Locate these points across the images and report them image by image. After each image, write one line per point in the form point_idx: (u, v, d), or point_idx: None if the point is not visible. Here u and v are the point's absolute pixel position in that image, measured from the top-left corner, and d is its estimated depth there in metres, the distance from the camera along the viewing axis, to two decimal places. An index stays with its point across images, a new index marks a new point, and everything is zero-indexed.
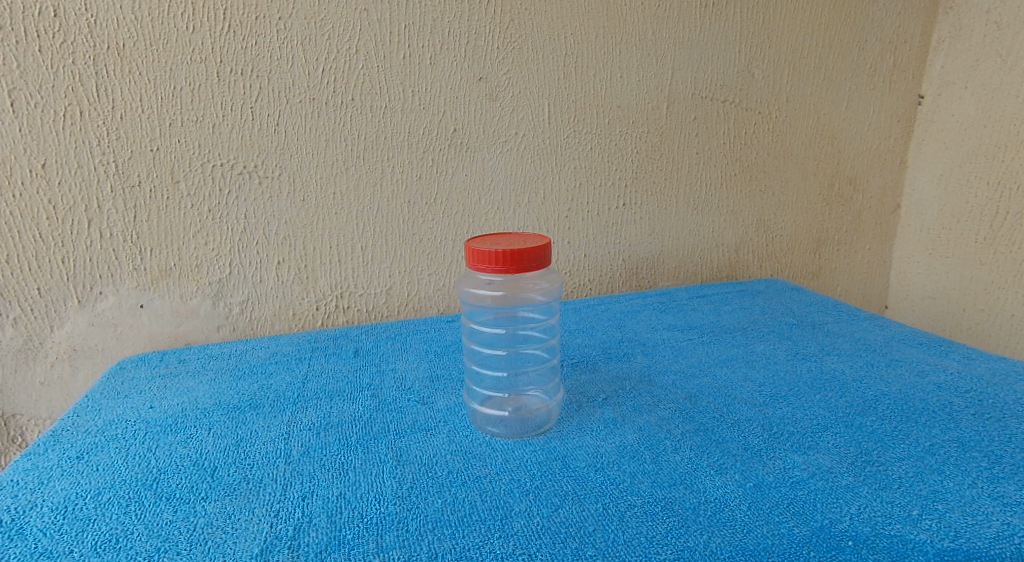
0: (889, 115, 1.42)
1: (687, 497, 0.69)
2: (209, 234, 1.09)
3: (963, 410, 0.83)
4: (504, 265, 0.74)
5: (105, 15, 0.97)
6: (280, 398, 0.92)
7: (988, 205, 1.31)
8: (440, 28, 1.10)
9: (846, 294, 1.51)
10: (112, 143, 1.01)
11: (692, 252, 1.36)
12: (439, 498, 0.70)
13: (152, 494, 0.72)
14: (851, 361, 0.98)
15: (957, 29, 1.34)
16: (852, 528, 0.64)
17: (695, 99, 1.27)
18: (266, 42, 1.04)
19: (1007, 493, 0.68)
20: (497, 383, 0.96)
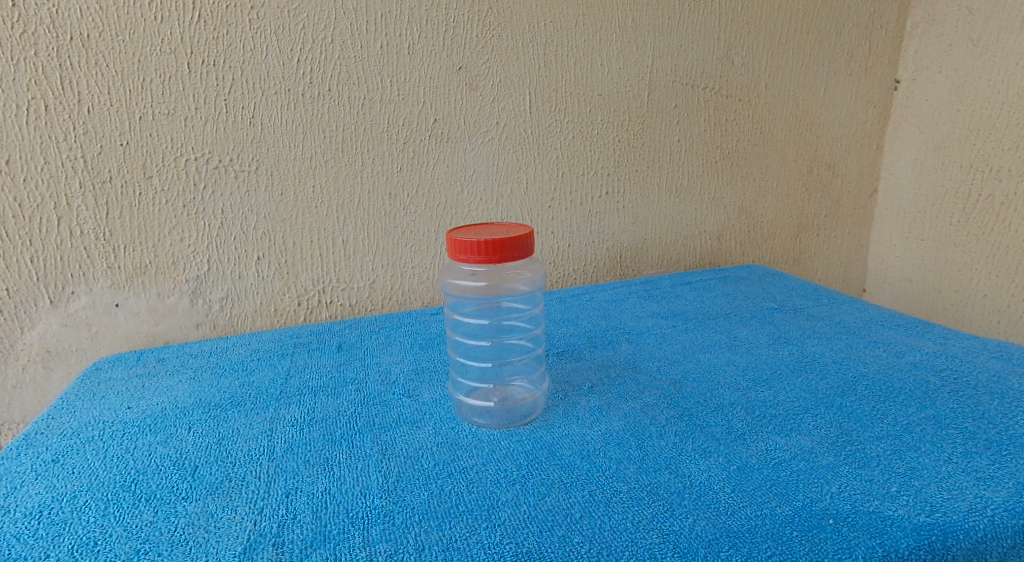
0: (865, 100, 1.44)
1: (672, 482, 0.70)
2: (185, 230, 1.06)
3: (939, 388, 0.85)
4: (488, 255, 0.74)
5: (67, 4, 0.93)
6: (263, 395, 0.91)
7: (961, 187, 1.34)
8: (417, 16, 1.08)
9: (826, 277, 1.54)
10: (80, 138, 0.98)
11: (675, 239, 1.37)
12: (426, 490, 0.70)
13: (131, 496, 0.71)
14: (830, 343, 1.00)
15: (931, 14, 1.36)
16: (833, 506, 0.65)
17: (675, 86, 1.27)
18: (238, 32, 1.01)
19: (980, 468, 0.70)
20: (482, 375, 0.96)
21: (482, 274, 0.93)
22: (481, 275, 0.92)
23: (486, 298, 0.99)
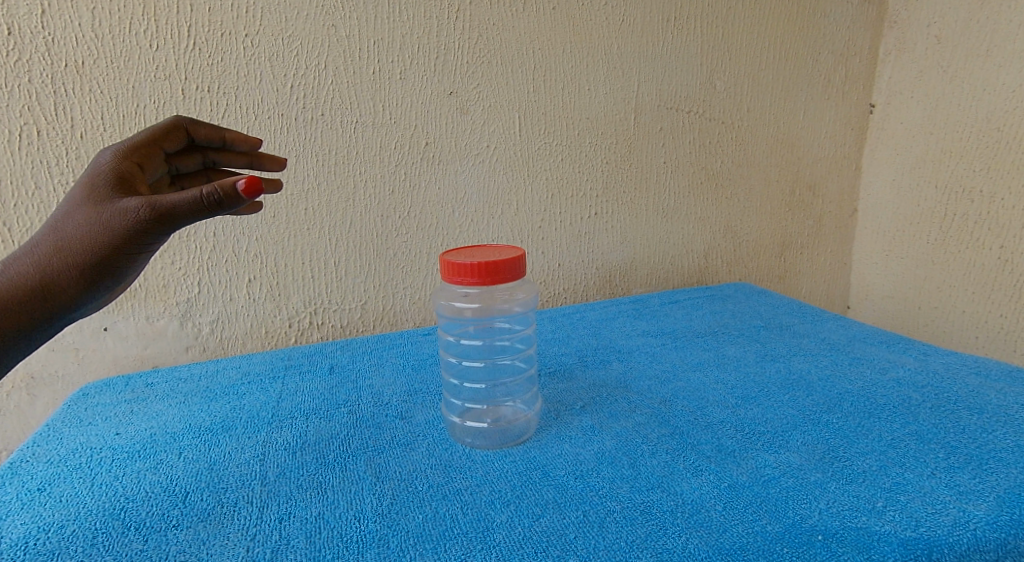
0: (843, 124, 1.49)
1: (664, 500, 0.70)
2: (176, 253, 1.06)
3: (921, 403, 0.87)
4: (483, 282, 0.75)
5: (62, 32, 0.94)
6: (254, 419, 0.90)
7: (937, 207, 1.38)
8: (409, 43, 1.10)
9: (810, 296, 1.57)
10: (72, 163, 0.98)
11: (663, 259, 1.39)
12: (420, 513, 0.70)
13: (121, 524, 0.70)
14: (816, 360, 1.02)
15: (903, 42, 1.41)
16: (821, 523, 0.66)
17: (660, 110, 1.30)
18: (233, 59, 1.03)
19: (962, 482, 0.71)
20: (475, 395, 0.96)
21: (477, 295, 0.93)
22: (475, 295, 0.93)
23: (479, 319, 1.00)
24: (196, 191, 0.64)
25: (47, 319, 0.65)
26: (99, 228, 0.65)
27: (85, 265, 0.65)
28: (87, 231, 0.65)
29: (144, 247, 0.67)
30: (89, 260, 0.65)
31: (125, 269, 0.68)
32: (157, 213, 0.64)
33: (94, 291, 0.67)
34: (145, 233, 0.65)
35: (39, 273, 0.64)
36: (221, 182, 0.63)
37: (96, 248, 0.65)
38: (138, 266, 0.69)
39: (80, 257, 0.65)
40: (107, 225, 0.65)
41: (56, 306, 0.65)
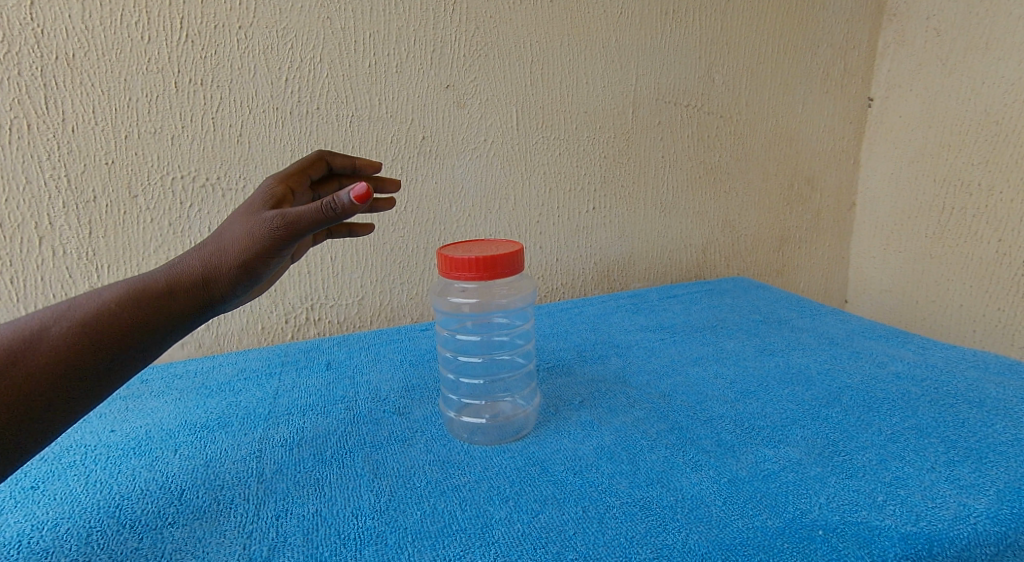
0: (841, 117, 1.48)
1: (664, 495, 0.70)
2: (171, 248, 1.05)
3: (920, 397, 0.87)
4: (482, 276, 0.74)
5: (53, 24, 0.93)
6: (250, 415, 0.89)
7: (935, 201, 1.38)
8: (405, 36, 1.09)
9: (808, 290, 1.57)
10: (64, 157, 0.97)
11: (661, 253, 1.39)
12: (418, 509, 0.69)
13: (116, 522, 0.69)
14: (815, 354, 1.02)
15: (901, 36, 1.41)
16: (821, 517, 0.66)
17: (658, 104, 1.30)
18: (227, 51, 1.01)
19: (962, 476, 0.71)
20: (473, 392, 0.95)
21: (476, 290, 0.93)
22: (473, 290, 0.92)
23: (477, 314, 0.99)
24: (319, 201, 0.67)
25: (197, 314, 0.70)
26: (244, 233, 0.69)
27: (232, 266, 0.69)
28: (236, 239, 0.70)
29: (281, 251, 0.70)
30: (234, 262, 0.69)
31: (264, 270, 0.72)
32: (288, 223, 0.67)
33: (236, 289, 0.71)
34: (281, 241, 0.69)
35: (194, 270, 0.69)
36: (337, 194, 0.66)
37: (240, 252, 0.69)
38: (274, 266, 0.73)
39: (229, 258, 0.69)
40: (249, 231, 0.69)
41: (205, 302, 0.70)
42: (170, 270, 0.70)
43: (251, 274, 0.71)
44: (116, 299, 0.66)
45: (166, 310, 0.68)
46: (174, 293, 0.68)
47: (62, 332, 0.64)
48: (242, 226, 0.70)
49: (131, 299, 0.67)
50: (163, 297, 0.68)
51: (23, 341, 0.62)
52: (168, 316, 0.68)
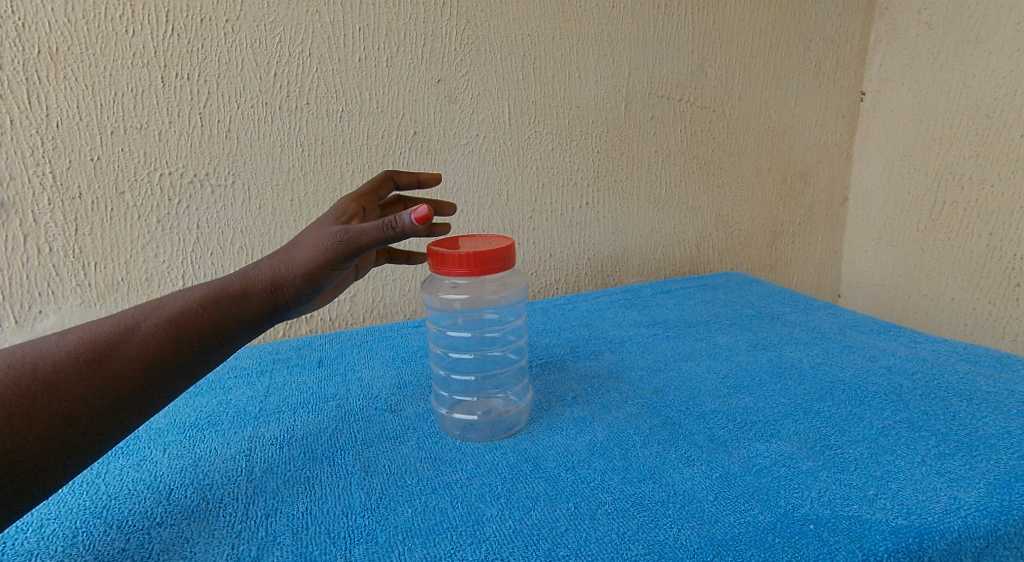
0: (833, 112, 1.48)
1: (656, 491, 0.70)
2: (159, 246, 1.04)
3: (912, 391, 0.87)
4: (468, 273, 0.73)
5: (35, 18, 0.91)
6: (240, 414, 0.88)
7: (926, 195, 1.38)
8: (395, 29, 1.08)
9: (801, 284, 1.57)
10: (48, 154, 0.96)
11: (655, 249, 1.38)
12: (409, 507, 0.69)
13: (102, 523, 0.68)
14: (807, 349, 1.02)
15: (893, 29, 1.40)
16: (813, 512, 0.66)
17: (651, 98, 1.29)
18: (214, 45, 1.00)
19: (953, 469, 0.71)
20: (464, 389, 0.94)
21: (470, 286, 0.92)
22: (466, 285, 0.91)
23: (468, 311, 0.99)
24: (384, 219, 0.68)
25: (265, 318, 0.74)
26: (315, 245, 0.73)
27: (302, 275, 0.73)
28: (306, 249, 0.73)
29: (347, 263, 0.74)
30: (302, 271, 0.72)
31: (328, 280, 0.76)
32: (357, 238, 0.70)
33: (301, 297, 0.75)
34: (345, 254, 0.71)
35: (268, 275, 0.73)
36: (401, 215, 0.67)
37: (310, 262, 0.73)
38: (336, 278, 0.77)
39: (299, 267, 0.73)
40: (321, 243, 0.73)
41: (273, 306, 0.74)
42: (245, 275, 0.74)
43: (317, 283, 0.75)
44: (198, 300, 0.70)
45: (239, 312, 0.71)
46: (247, 296, 0.72)
47: (151, 329, 0.67)
48: (313, 239, 0.74)
49: (210, 300, 0.71)
50: (239, 299, 0.72)
51: (118, 333, 0.66)
52: (242, 317, 0.72)
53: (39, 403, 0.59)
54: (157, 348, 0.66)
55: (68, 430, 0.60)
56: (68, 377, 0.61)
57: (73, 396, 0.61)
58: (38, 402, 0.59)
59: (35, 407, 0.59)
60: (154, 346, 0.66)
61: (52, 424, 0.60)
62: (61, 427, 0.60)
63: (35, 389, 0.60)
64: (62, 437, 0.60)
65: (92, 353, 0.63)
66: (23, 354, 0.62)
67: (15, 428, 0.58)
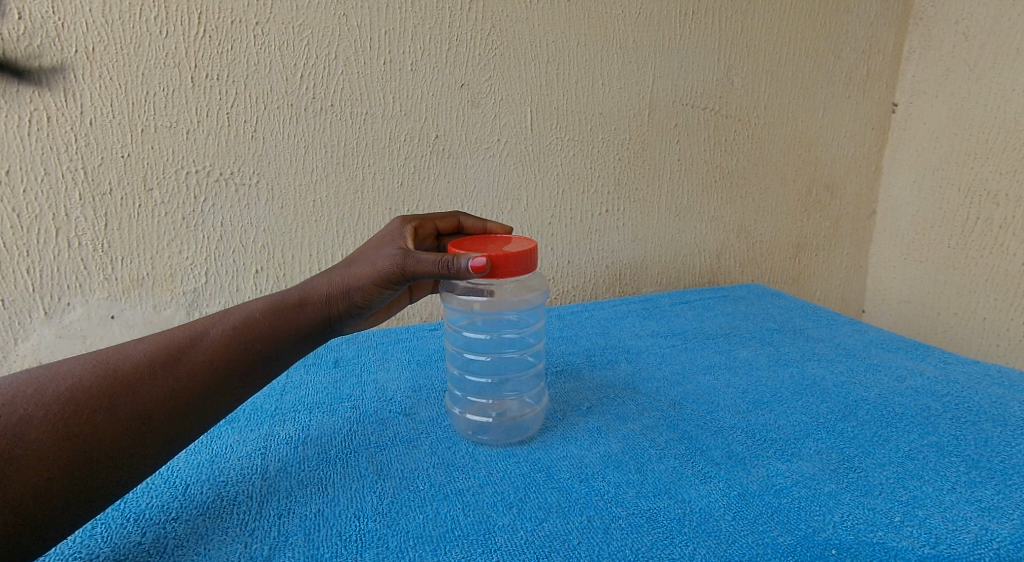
0: (863, 123, 1.45)
1: (672, 508, 0.69)
2: (184, 242, 1.06)
3: (940, 414, 0.85)
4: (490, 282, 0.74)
5: (72, 18, 0.94)
6: (256, 411, 0.90)
7: (959, 211, 1.35)
8: (420, 33, 1.09)
9: (824, 298, 1.54)
10: (81, 150, 0.98)
11: (675, 258, 1.37)
12: (421, 513, 0.69)
13: (119, 515, 0.69)
14: (830, 366, 1.00)
15: (928, 40, 1.37)
16: (835, 536, 0.64)
17: (676, 106, 1.28)
18: (243, 47, 1.02)
19: (984, 498, 0.69)
20: (479, 389, 0.94)
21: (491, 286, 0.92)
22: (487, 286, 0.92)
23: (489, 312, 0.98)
24: (441, 258, 0.74)
25: (318, 333, 0.77)
26: (373, 264, 0.78)
27: (358, 293, 0.77)
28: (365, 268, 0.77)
29: (400, 285, 0.79)
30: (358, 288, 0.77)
31: (379, 300, 0.80)
32: (414, 266, 0.76)
33: (353, 313, 0.79)
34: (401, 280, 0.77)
35: (325, 290, 0.77)
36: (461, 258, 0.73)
37: (367, 279, 0.77)
38: (386, 298, 0.81)
39: (353, 284, 0.77)
40: (379, 263, 0.77)
41: (326, 321, 0.77)
42: (302, 287, 0.77)
43: (369, 301, 0.79)
44: (260, 310, 0.73)
45: (295, 323, 0.74)
46: (304, 307, 0.75)
47: (218, 335, 0.70)
48: (372, 258, 0.79)
49: (270, 308, 0.74)
50: (295, 310, 0.75)
51: (187, 338, 0.69)
52: (298, 329, 0.74)
53: (114, 402, 0.63)
54: (222, 352, 0.70)
55: (141, 427, 0.64)
56: (140, 379, 0.65)
57: (146, 396, 0.65)
58: (114, 401, 0.63)
59: (111, 405, 0.63)
60: (221, 350, 0.70)
61: (126, 422, 0.63)
62: (127, 423, 0.63)
63: (113, 388, 0.64)
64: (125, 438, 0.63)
65: (165, 356, 0.67)
66: (105, 356, 0.66)
67: (94, 423, 0.62)
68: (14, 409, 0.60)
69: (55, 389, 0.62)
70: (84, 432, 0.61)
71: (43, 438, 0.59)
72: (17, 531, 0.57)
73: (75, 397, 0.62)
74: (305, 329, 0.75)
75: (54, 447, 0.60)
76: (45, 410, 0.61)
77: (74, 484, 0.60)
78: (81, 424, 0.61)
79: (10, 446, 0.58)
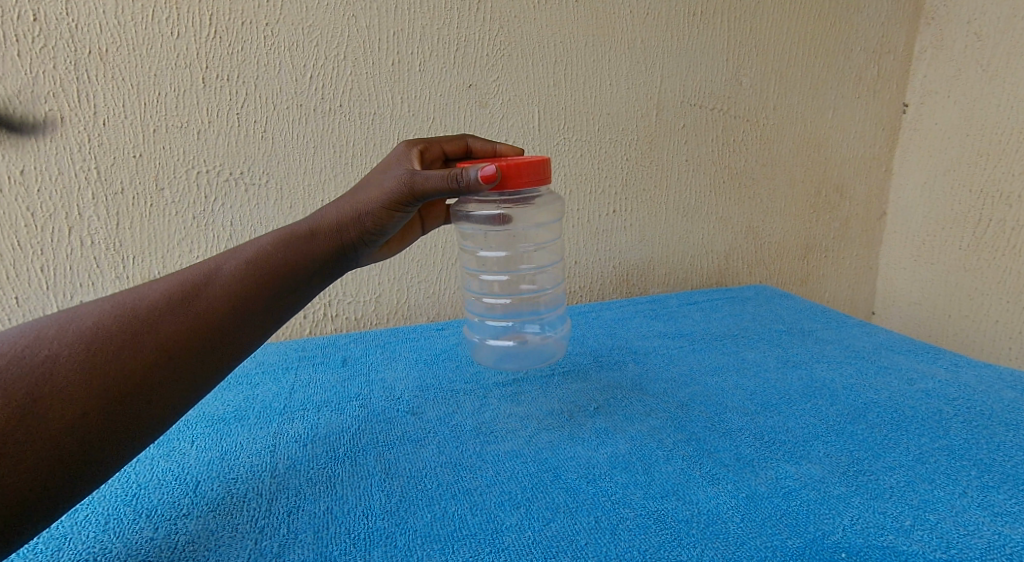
0: (873, 123, 1.44)
1: (680, 509, 0.68)
2: (194, 242, 1.07)
3: (952, 417, 0.84)
4: (501, 188, 0.78)
5: (86, 19, 0.95)
6: (265, 410, 0.90)
7: (971, 212, 1.33)
8: (429, 34, 1.09)
9: (833, 300, 1.53)
10: (94, 150, 0.99)
11: (682, 259, 1.37)
12: (428, 512, 0.69)
13: (131, 511, 0.69)
14: (839, 368, 0.99)
15: (940, 40, 1.36)
16: (845, 539, 0.63)
17: (684, 106, 1.28)
18: (253, 48, 1.03)
19: (997, 503, 0.67)
20: (502, 330, 1.12)
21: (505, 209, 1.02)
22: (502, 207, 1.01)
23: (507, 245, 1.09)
24: (447, 171, 0.77)
25: (336, 260, 0.80)
26: (381, 188, 0.80)
27: (369, 217, 0.80)
28: (373, 193, 0.80)
29: (410, 206, 0.81)
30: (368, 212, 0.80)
31: (391, 224, 0.82)
32: (422, 182, 0.78)
33: (367, 239, 0.82)
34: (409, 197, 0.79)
35: (334, 218, 0.79)
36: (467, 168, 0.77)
37: (377, 202, 0.80)
38: (398, 222, 0.84)
39: (363, 208, 0.80)
40: (387, 185, 0.80)
41: (341, 248, 0.80)
42: (312, 219, 0.79)
43: (381, 226, 0.82)
44: (272, 242, 0.75)
45: (311, 252, 0.76)
46: (318, 236, 0.78)
47: (232, 270, 0.70)
48: (378, 182, 0.81)
49: (282, 242, 0.75)
50: (309, 239, 0.77)
51: (203, 275, 0.69)
52: (314, 256, 0.77)
53: (137, 339, 0.62)
54: (237, 287, 0.69)
55: (167, 364, 0.63)
56: (163, 315, 0.64)
57: (170, 331, 0.64)
58: (138, 337, 0.62)
59: (135, 343, 0.61)
60: (235, 286, 0.70)
61: (153, 357, 0.62)
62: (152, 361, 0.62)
63: (137, 325, 0.62)
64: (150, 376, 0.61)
65: (182, 293, 0.66)
66: (122, 298, 0.65)
67: (122, 360, 0.60)
68: (37, 349, 0.58)
69: (77, 330, 0.61)
70: (113, 367, 0.60)
71: (71, 376, 0.58)
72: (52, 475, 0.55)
73: (98, 336, 0.61)
74: (320, 257, 0.77)
75: (82, 387, 0.58)
76: (70, 348, 0.59)
77: (105, 428, 0.58)
78: (107, 361, 0.60)
79: (38, 386, 0.56)
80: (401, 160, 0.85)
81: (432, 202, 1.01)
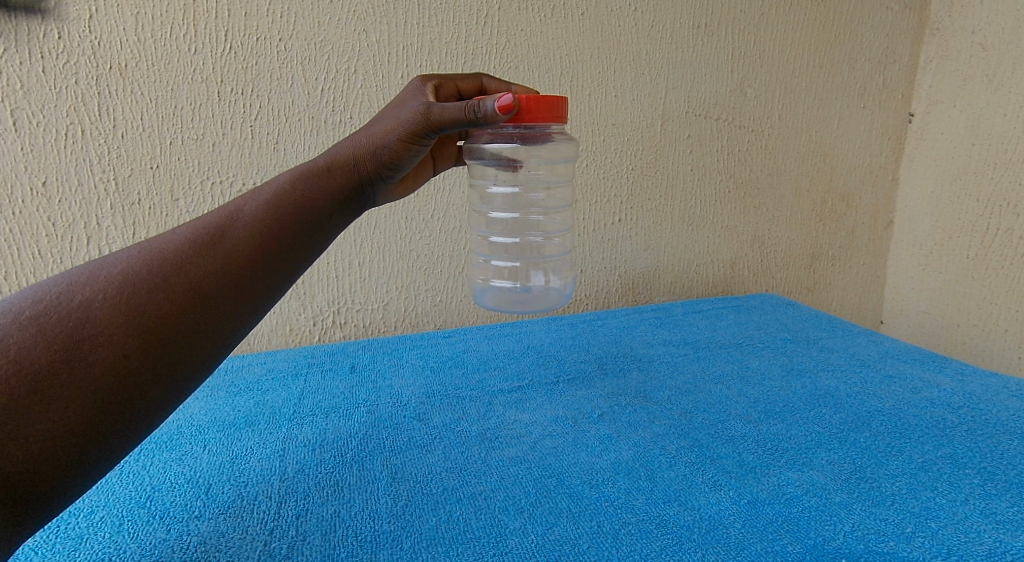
0: (879, 133, 1.44)
1: (682, 514, 0.68)
2: None
3: (956, 426, 0.84)
4: (518, 121, 0.73)
5: (107, 36, 0.98)
6: (276, 415, 0.92)
7: (978, 221, 1.33)
8: (437, 48, 1.12)
9: (840, 309, 1.53)
10: (113, 161, 1.03)
11: (688, 267, 1.38)
12: (434, 515, 0.69)
13: (145, 513, 0.71)
14: (844, 377, 0.99)
15: (945, 50, 1.37)
16: (845, 545, 0.63)
17: (689, 116, 1.29)
18: (266, 63, 1.05)
19: (998, 510, 0.67)
20: (507, 271, 1.10)
21: (520, 148, 0.96)
22: (518, 153, 0.98)
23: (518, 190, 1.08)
24: (466, 102, 0.69)
25: (355, 196, 0.74)
26: (396, 118, 0.73)
27: (385, 150, 0.73)
28: (389, 125, 0.73)
29: (427, 138, 0.74)
30: (385, 149, 0.73)
31: (407, 158, 0.75)
32: (437, 114, 0.70)
33: (384, 174, 0.75)
34: (425, 130, 0.72)
35: (349, 152, 0.73)
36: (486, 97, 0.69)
37: (392, 134, 0.72)
38: (415, 157, 0.76)
39: (381, 141, 0.73)
40: (401, 116, 0.72)
41: (359, 183, 0.74)
42: (328, 154, 0.73)
43: (398, 159, 0.74)
44: (290, 180, 0.69)
45: (329, 189, 0.71)
46: (334, 172, 0.71)
47: (253, 213, 0.65)
48: (394, 114, 0.74)
49: (300, 178, 0.70)
50: (326, 175, 0.71)
51: (224, 217, 0.64)
52: (334, 193, 0.71)
53: (167, 279, 0.58)
54: (262, 229, 0.65)
55: (201, 305, 0.59)
56: (190, 256, 0.60)
57: (201, 273, 0.59)
58: (169, 279, 0.58)
59: (167, 283, 0.58)
60: (260, 225, 0.65)
61: (185, 298, 0.58)
62: (185, 304, 0.58)
63: (166, 268, 0.58)
64: (182, 324, 0.57)
65: (207, 234, 0.62)
66: (148, 243, 0.60)
67: (156, 303, 0.56)
68: (72, 295, 0.54)
69: (108, 273, 0.56)
70: (149, 308, 0.56)
71: (109, 320, 0.54)
72: (90, 429, 0.52)
73: (130, 280, 0.56)
74: (338, 195, 0.71)
75: (119, 333, 0.54)
76: (101, 291, 0.55)
77: (141, 378, 0.55)
78: (142, 303, 0.56)
79: (75, 330, 0.53)
80: (418, 93, 0.76)
81: (445, 140, 0.91)
